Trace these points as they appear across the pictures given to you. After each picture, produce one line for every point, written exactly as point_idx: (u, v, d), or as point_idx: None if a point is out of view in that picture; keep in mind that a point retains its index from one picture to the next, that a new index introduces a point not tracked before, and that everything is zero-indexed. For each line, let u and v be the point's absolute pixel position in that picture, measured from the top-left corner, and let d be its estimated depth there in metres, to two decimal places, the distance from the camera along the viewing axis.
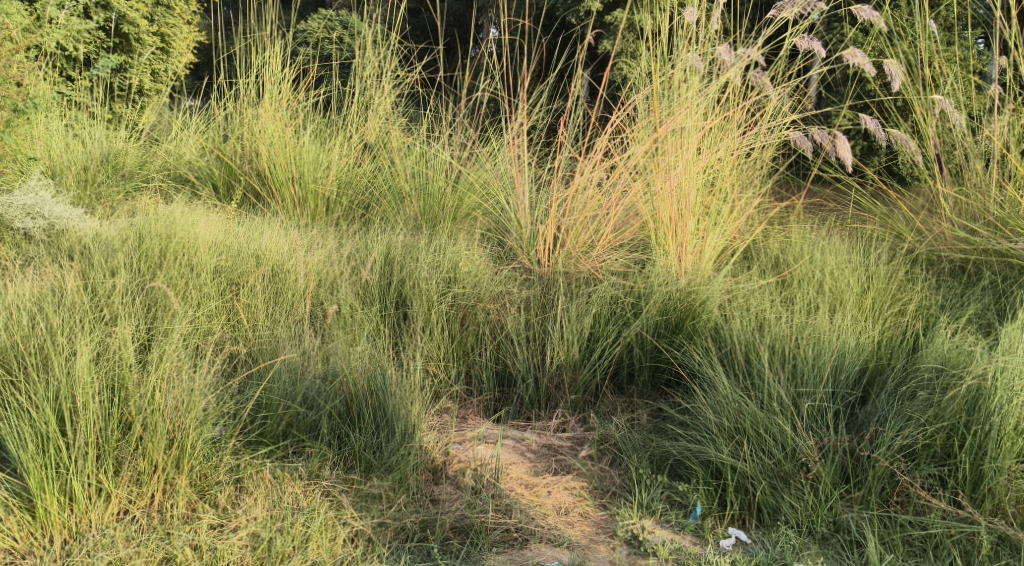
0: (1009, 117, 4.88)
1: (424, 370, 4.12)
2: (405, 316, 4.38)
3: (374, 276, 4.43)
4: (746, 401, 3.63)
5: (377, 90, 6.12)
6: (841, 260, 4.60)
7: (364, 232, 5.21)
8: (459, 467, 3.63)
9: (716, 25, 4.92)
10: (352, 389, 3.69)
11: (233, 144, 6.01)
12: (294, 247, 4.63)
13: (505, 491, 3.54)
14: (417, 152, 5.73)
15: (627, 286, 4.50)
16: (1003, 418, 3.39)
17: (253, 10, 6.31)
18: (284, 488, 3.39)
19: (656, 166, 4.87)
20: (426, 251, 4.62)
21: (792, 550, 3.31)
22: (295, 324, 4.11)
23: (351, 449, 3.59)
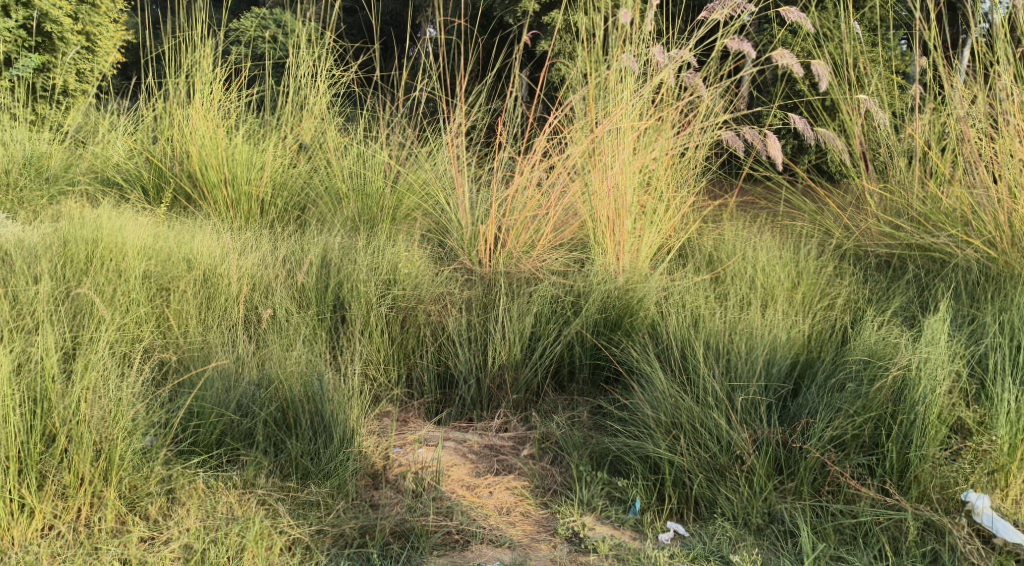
0: (929, 117, 5.03)
1: (363, 374, 4.12)
2: (342, 318, 4.38)
3: (310, 279, 4.42)
4: (683, 396, 3.70)
5: (312, 90, 6.09)
6: (773, 257, 4.71)
7: (300, 234, 5.19)
8: (399, 471, 3.63)
9: (650, 25, 4.99)
10: (287, 395, 3.69)
11: (162, 145, 5.93)
12: (226, 250, 4.59)
13: (446, 494, 3.55)
14: (354, 152, 5.71)
15: (566, 285, 4.55)
16: (927, 408, 3.50)
17: (181, 9, 6.24)
18: (219, 497, 3.38)
19: (594, 165, 4.92)
20: (363, 252, 4.62)
21: (728, 543, 3.38)
22: (229, 331, 4.08)
23: (287, 455, 3.57)
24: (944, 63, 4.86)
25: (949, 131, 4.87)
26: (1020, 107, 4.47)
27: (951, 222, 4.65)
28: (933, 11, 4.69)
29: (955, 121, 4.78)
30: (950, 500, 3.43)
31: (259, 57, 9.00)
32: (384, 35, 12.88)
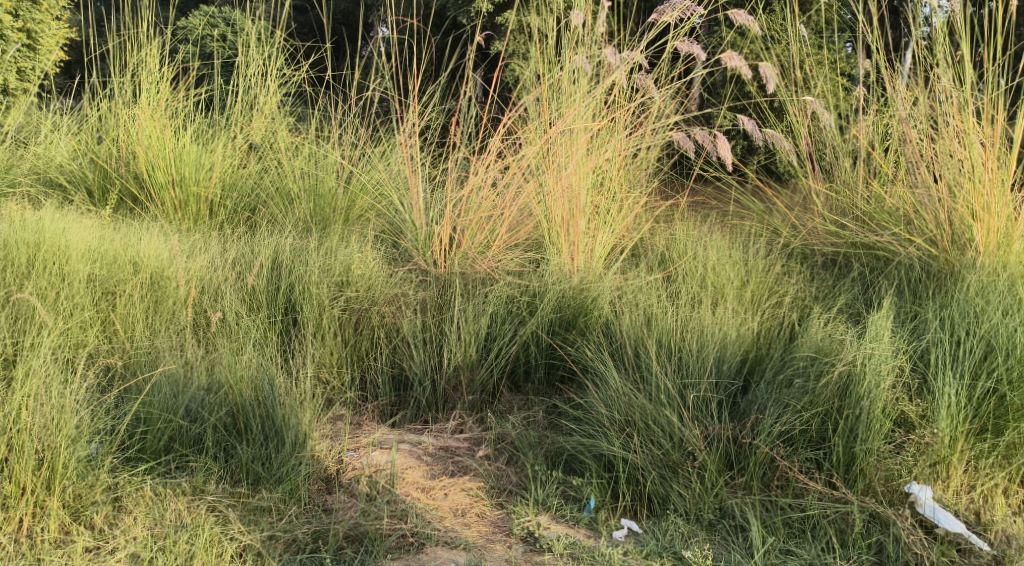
0: (873, 118, 5.15)
1: (316, 377, 4.12)
2: (294, 321, 4.38)
3: (260, 281, 4.41)
4: (636, 394, 3.75)
5: (262, 90, 6.07)
6: (724, 256, 4.79)
7: (250, 235, 5.17)
8: (352, 475, 3.64)
9: (602, 27, 5.06)
10: (238, 399, 3.69)
11: (107, 146, 5.87)
12: (174, 253, 4.57)
13: (401, 497, 3.56)
14: (305, 152, 5.70)
15: (521, 286, 4.59)
16: (872, 402, 3.58)
17: (127, 6, 6.17)
18: (167, 504, 3.36)
19: (547, 166, 4.96)
20: (316, 253, 4.61)
21: (680, 538, 3.43)
22: (177, 334, 4.07)
23: (238, 461, 3.57)
24: (887, 65, 4.98)
25: (892, 133, 4.99)
26: (959, 108, 4.58)
27: (894, 220, 4.75)
28: (875, 14, 4.80)
29: (898, 122, 4.90)
30: (895, 492, 3.53)
31: (207, 56, 8.92)
32: (336, 33, 12.84)
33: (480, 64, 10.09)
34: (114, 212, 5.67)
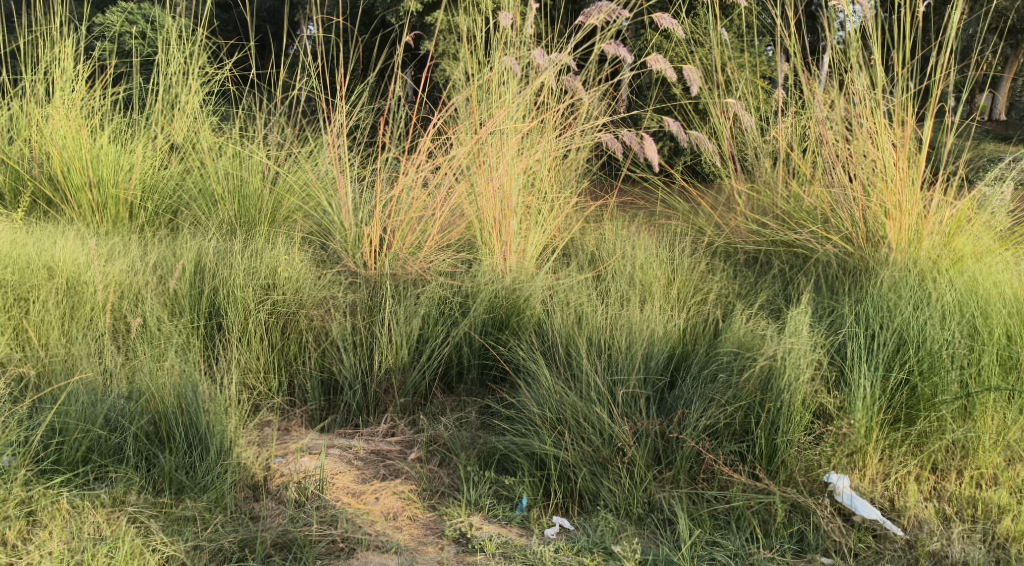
0: (791, 120, 5.29)
1: (242, 384, 4.12)
2: (219, 325, 4.35)
3: (183, 285, 4.38)
4: (567, 392, 3.82)
5: (184, 89, 5.99)
6: (650, 255, 4.90)
7: (171, 238, 5.12)
8: (281, 482, 3.63)
9: (530, 28, 5.12)
10: (159, 407, 3.65)
11: (19, 146, 5.75)
12: (91, 256, 4.51)
13: (330, 503, 3.56)
14: (230, 153, 5.58)
15: (453, 286, 4.62)
16: (792, 395, 3.69)
17: (39, 2, 6.05)
18: (85, 517, 3.34)
19: (478, 167, 5.00)
20: (240, 256, 4.56)
21: (610, 534, 3.50)
22: (95, 341, 4.03)
23: (161, 470, 3.55)
24: (804, 69, 5.12)
25: (809, 134, 5.14)
26: (871, 110, 4.76)
27: (812, 220, 4.89)
28: (792, 19, 4.94)
29: (814, 124, 5.05)
30: (815, 482, 3.63)
31: (126, 53, 8.77)
32: (261, 31, 12.72)
33: (408, 64, 10.10)
34: (27, 214, 5.56)
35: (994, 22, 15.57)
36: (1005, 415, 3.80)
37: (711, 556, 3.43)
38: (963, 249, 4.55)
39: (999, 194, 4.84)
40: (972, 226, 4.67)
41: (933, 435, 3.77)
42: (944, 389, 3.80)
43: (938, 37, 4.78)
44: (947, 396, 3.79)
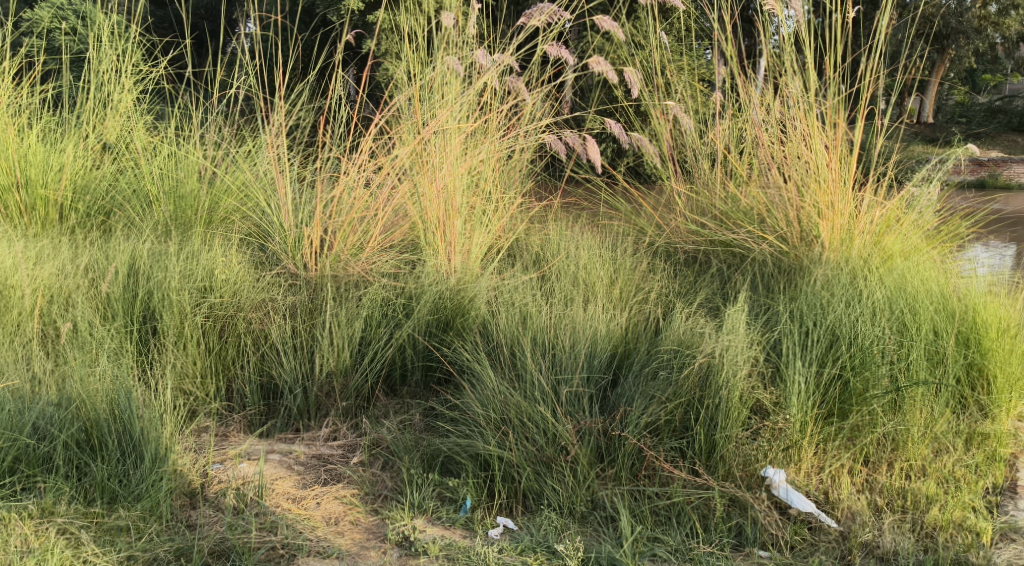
0: (728, 122, 5.38)
1: (177, 389, 4.08)
2: (154, 329, 4.30)
3: (115, 289, 4.31)
4: (511, 392, 3.85)
5: (115, 86, 5.88)
6: (593, 255, 4.96)
7: (104, 240, 5.04)
8: (219, 489, 3.60)
9: (472, 29, 5.15)
10: (91, 414, 3.62)
11: None
12: (18, 259, 4.44)
13: (270, 509, 3.53)
14: (165, 153, 5.52)
15: (397, 287, 4.62)
16: (730, 392, 3.74)
17: None
18: (12, 529, 3.27)
19: (421, 168, 5.00)
20: (175, 258, 4.51)
21: (554, 533, 3.51)
22: (23, 347, 3.98)
23: (92, 479, 3.51)
24: (741, 72, 5.20)
25: (745, 136, 5.25)
26: (805, 113, 4.91)
27: (749, 220, 4.97)
28: (729, 23, 5.02)
29: (751, 126, 5.13)
30: (752, 477, 3.67)
31: (56, 49, 8.60)
32: (198, 29, 12.61)
33: (349, 62, 10.07)
34: None
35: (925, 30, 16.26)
36: (931, 409, 3.92)
37: (653, 552, 3.45)
38: (892, 247, 4.70)
39: (928, 194, 5.05)
40: (900, 226, 4.83)
41: (866, 428, 3.84)
42: (876, 383, 3.90)
43: (867, 42, 4.93)
44: (878, 390, 3.89)
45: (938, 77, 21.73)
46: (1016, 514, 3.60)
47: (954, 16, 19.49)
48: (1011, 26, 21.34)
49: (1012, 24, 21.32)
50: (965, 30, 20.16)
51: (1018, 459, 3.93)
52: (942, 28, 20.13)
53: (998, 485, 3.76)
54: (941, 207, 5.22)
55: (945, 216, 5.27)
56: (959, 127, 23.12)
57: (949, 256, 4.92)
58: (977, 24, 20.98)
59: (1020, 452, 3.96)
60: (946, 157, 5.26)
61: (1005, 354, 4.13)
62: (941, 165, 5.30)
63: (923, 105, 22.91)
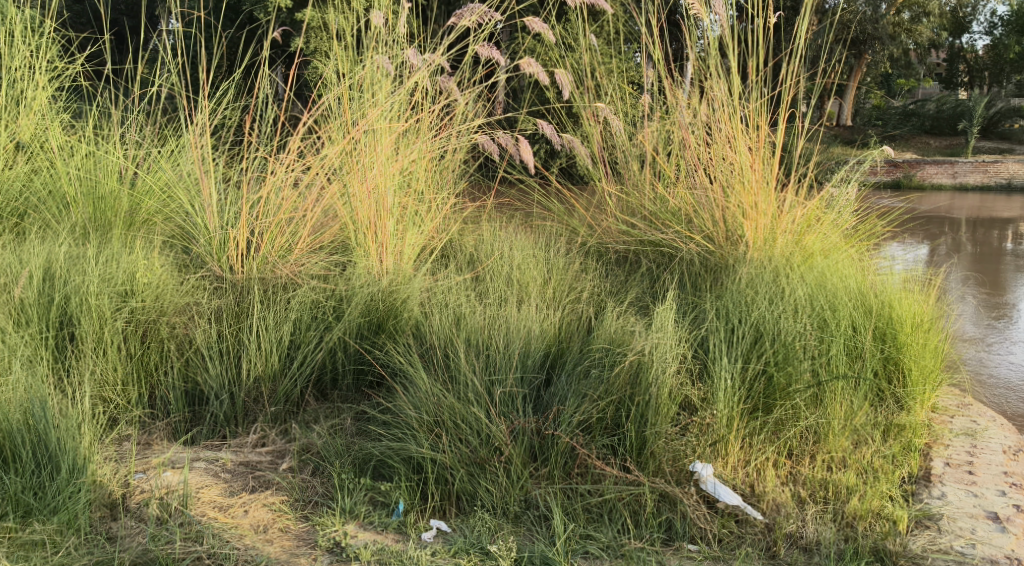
0: (656, 124, 5.43)
1: (96, 398, 3.99)
2: (71, 335, 4.19)
3: (30, 294, 4.18)
4: (443, 394, 3.83)
5: (30, 83, 5.69)
6: (526, 256, 4.97)
7: (17, 241, 4.88)
8: (141, 499, 3.53)
9: (403, 28, 5.12)
10: (3, 426, 3.53)
11: None
12: None
13: (195, 518, 3.47)
14: (83, 152, 5.37)
15: (327, 289, 4.57)
16: (659, 388, 3.77)
17: None
18: None
19: (351, 168, 4.94)
20: (94, 262, 4.39)
21: (487, 533, 3.50)
22: None
23: (5, 493, 3.43)
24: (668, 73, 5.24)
25: (673, 137, 5.31)
26: (729, 115, 4.99)
27: (678, 220, 5.02)
28: (656, 26, 5.05)
29: (679, 127, 5.17)
30: (681, 471, 3.69)
31: None
32: (118, 24, 12.37)
33: (276, 59, 9.96)
34: None
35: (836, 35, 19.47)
36: (851, 401, 3.99)
37: (585, 550, 3.44)
38: (813, 246, 4.80)
39: (846, 194, 5.18)
40: (820, 225, 4.94)
41: (789, 422, 3.91)
42: (797, 378, 3.99)
43: (788, 46, 5.06)
44: (799, 385, 3.97)
45: (857, 81, 22.31)
46: (930, 502, 3.68)
47: (867, 23, 19.98)
48: (924, 33, 21.89)
49: (923, 31, 21.90)
50: (881, 35, 20.74)
51: (932, 450, 4.05)
52: (858, 33, 20.61)
53: (913, 474, 3.86)
54: (858, 208, 5.41)
55: (862, 216, 5.44)
56: (876, 130, 23.65)
57: (866, 254, 5.05)
58: (893, 30, 21.67)
59: (934, 442, 4.09)
60: (862, 158, 5.46)
61: (919, 348, 4.26)
62: (860, 165, 5.48)
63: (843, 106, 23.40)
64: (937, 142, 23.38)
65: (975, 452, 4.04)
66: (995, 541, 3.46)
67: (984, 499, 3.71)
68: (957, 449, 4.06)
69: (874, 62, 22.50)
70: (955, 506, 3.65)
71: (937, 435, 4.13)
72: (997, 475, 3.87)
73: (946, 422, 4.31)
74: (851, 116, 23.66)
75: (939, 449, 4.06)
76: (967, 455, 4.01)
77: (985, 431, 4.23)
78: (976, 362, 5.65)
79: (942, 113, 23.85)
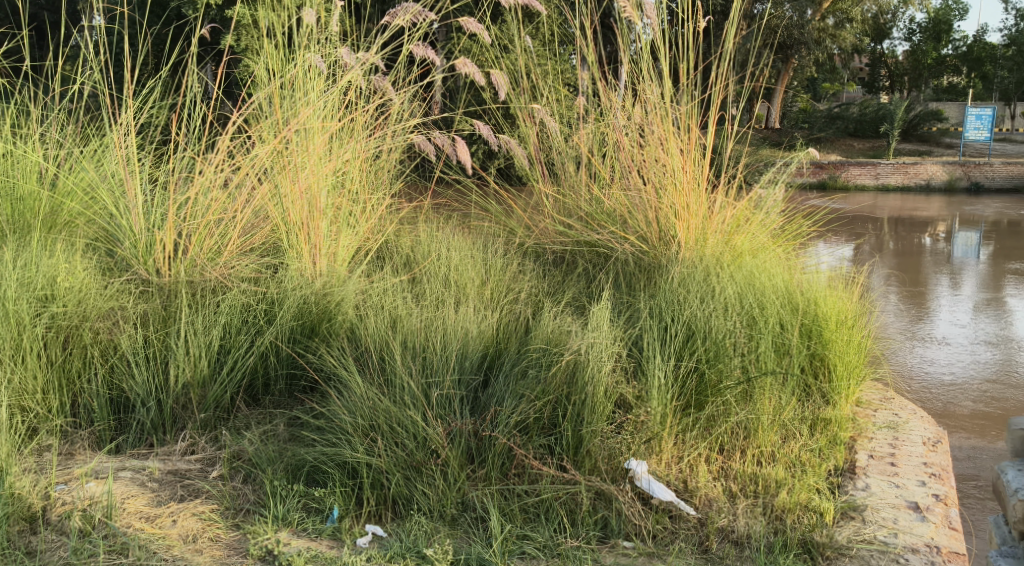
0: (591, 126, 5.43)
1: (15, 407, 3.85)
2: None
3: None
4: (379, 397, 3.76)
5: None
6: (464, 256, 4.92)
7: None
8: (63, 511, 3.42)
9: (336, 26, 5.05)
10: None
11: None
12: None
13: (121, 530, 3.37)
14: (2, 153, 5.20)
15: (258, 292, 4.47)
16: (595, 387, 3.75)
17: None
18: None
19: (282, 168, 4.85)
20: (12, 265, 4.21)
21: (424, 537, 3.43)
22: None
23: None
24: (601, 75, 5.24)
25: (607, 139, 5.31)
26: (661, 118, 5.01)
27: (613, 220, 5.01)
28: (589, 29, 5.04)
29: (613, 129, 5.17)
30: (617, 469, 3.67)
31: None
32: (37, 19, 12.07)
33: (204, 57, 9.78)
34: None
35: (765, 37, 19.97)
36: (780, 397, 4.01)
37: (521, 551, 3.40)
38: (742, 246, 4.83)
39: (775, 195, 5.24)
40: (749, 225, 4.98)
41: (720, 418, 3.92)
42: (728, 375, 4.00)
43: (718, 49, 5.10)
44: (730, 381, 3.99)
45: (785, 84, 22.67)
46: (855, 494, 3.71)
47: (794, 28, 20.32)
48: (847, 38, 22.29)
49: (846, 36, 22.32)
50: (807, 41, 21.04)
51: (856, 443, 4.10)
52: (786, 37, 20.93)
53: (839, 467, 3.89)
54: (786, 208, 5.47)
55: (792, 217, 5.50)
56: (807, 132, 24.04)
57: (794, 254, 5.11)
58: (817, 36, 22.02)
59: (859, 435, 4.14)
60: (790, 159, 5.52)
61: (844, 344, 4.31)
62: (789, 166, 5.53)
63: (773, 109, 23.78)
64: (864, 145, 23.83)
65: (897, 444, 4.12)
66: (915, 530, 3.50)
67: (905, 490, 3.75)
68: (880, 442, 4.13)
69: (801, 66, 22.86)
70: (878, 497, 3.69)
71: (862, 428, 4.18)
72: (918, 466, 3.93)
73: (869, 415, 4.38)
74: (778, 119, 24.02)
75: (863, 441, 4.11)
76: (890, 447, 4.08)
77: (906, 423, 4.31)
78: (894, 365, 5.74)
79: (865, 117, 24.31)
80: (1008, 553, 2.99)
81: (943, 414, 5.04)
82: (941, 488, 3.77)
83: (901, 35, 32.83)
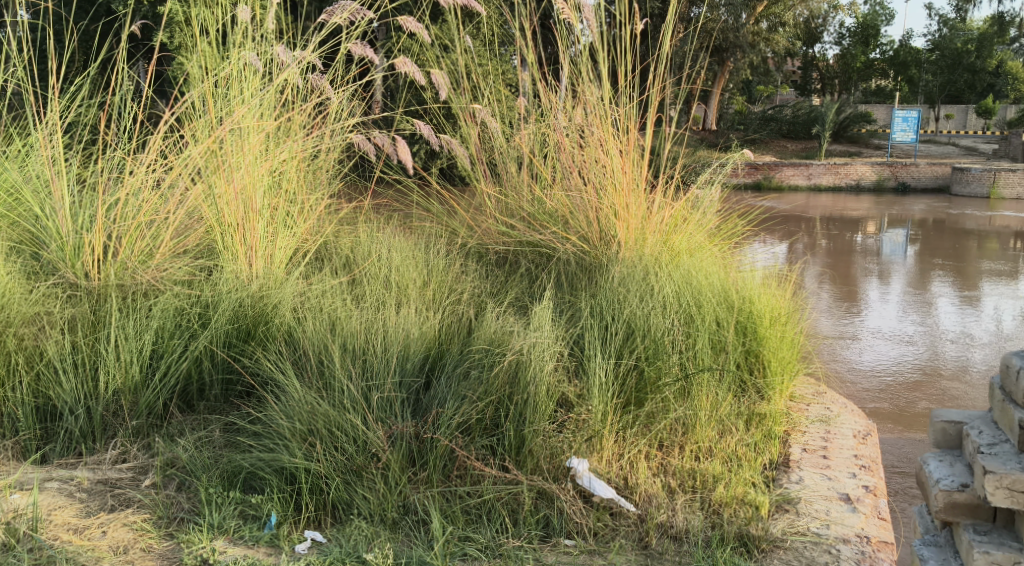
0: (533, 126, 5.39)
1: None
2: None
3: None
4: (317, 401, 3.67)
5: None
6: (405, 257, 4.84)
7: None
8: None
9: (272, 24, 4.94)
10: None
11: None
12: None
13: (47, 542, 3.26)
14: None
15: (192, 295, 4.35)
16: (537, 387, 3.70)
17: None
18: None
19: (215, 169, 4.75)
20: None
21: (364, 542, 3.35)
22: None
23: None
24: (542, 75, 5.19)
25: (549, 140, 5.27)
26: (601, 118, 4.99)
27: (555, 220, 4.98)
28: (528, 29, 4.98)
29: (554, 130, 5.13)
30: (558, 468, 3.63)
31: None
32: None
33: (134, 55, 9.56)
34: None
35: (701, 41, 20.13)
36: (717, 393, 4.00)
37: (463, 552, 3.34)
38: (679, 246, 4.84)
39: (711, 195, 5.25)
40: (686, 225, 4.99)
41: (660, 415, 3.90)
42: (666, 372, 3.99)
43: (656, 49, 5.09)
44: (668, 378, 3.98)
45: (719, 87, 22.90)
46: (789, 486, 3.71)
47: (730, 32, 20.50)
48: (780, 42, 22.55)
49: (780, 40, 22.58)
50: (742, 44, 21.23)
51: (791, 437, 4.11)
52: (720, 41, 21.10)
53: (774, 461, 3.89)
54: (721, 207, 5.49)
55: (728, 216, 5.52)
56: (743, 135, 24.30)
57: (730, 253, 5.12)
58: (751, 40, 22.23)
59: (792, 429, 4.16)
60: (726, 159, 5.53)
61: (778, 341, 4.31)
62: (725, 164, 5.54)
63: (711, 112, 24.00)
64: (797, 148, 24.16)
65: (829, 437, 4.13)
66: (847, 521, 3.50)
67: (838, 482, 3.76)
68: (813, 435, 4.14)
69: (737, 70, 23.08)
70: (811, 490, 3.69)
71: (795, 423, 4.20)
72: (849, 458, 3.95)
73: (803, 410, 4.39)
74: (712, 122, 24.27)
75: (796, 435, 4.13)
76: (823, 441, 4.09)
77: (838, 417, 4.33)
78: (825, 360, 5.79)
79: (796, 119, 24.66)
80: (930, 541, 3.05)
81: (876, 409, 5.07)
82: (871, 480, 3.79)
83: (832, 38, 33.31)
